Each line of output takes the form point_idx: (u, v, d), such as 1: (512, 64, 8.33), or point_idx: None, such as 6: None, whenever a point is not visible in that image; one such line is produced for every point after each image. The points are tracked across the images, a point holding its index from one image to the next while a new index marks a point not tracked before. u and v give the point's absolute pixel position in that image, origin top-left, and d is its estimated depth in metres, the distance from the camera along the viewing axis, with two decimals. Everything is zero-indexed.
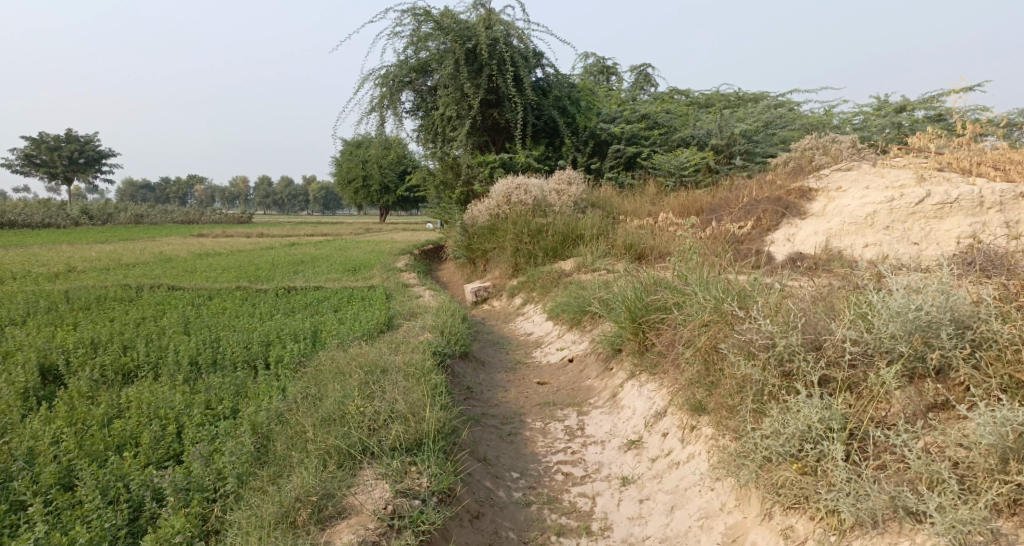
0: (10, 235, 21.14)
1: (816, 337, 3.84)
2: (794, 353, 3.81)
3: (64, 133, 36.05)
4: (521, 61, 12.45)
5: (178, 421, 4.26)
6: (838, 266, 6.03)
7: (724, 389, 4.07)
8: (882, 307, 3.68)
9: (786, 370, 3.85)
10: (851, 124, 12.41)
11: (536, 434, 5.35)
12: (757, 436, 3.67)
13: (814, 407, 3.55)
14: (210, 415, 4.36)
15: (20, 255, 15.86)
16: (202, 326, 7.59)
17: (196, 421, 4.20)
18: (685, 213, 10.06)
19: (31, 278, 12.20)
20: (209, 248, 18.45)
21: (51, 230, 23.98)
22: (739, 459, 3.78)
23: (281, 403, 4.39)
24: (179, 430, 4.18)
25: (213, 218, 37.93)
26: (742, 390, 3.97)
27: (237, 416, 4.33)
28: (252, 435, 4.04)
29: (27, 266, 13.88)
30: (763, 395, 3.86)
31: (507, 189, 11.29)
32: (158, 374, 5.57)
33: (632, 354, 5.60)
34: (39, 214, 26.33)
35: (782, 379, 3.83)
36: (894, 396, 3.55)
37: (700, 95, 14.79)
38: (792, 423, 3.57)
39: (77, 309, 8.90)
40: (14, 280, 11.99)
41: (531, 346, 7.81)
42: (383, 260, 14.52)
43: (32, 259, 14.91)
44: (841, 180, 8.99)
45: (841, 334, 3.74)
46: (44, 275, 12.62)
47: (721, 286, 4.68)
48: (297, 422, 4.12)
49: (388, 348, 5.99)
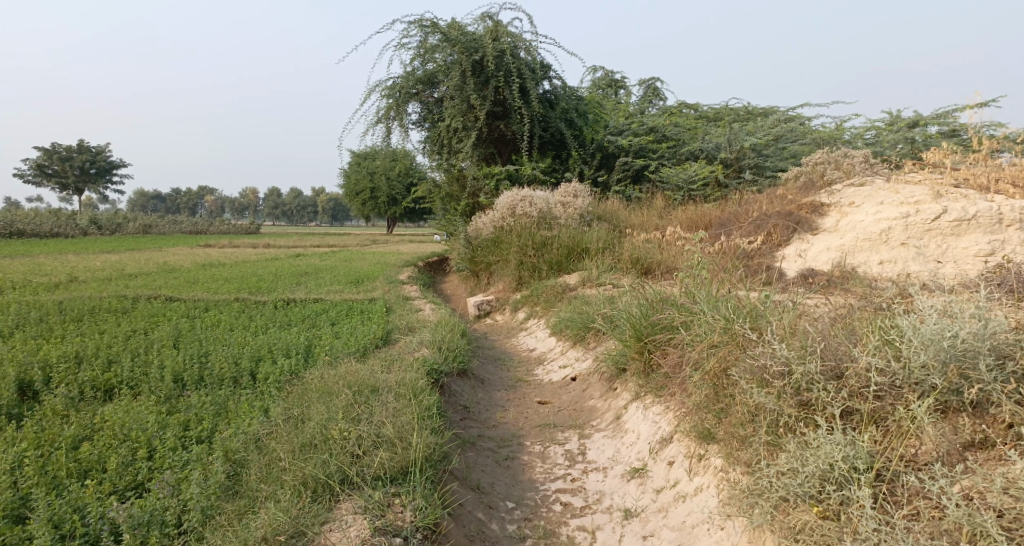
0: (20, 245, 21.09)
1: (836, 365, 3.57)
2: (813, 382, 3.54)
3: (77, 143, 36.19)
4: (528, 73, 12.25)
5: (149, 444, 4.02)
6: (854, 286, 5.75)
7: (736, 419, 3.80)
8: (912, 333, 3.39)
9: (804, 400, 3.58)
10: (863, 138, 12.13)
11: (534, 459, 5.06)
12: (772, 473, 3.39)
13: (837, 443, 3.28)
14: (185, 438, 4.11)
15: (25, 264, 15.74)
16: (194, 339, 7.35)
17: (168, 445, 3.96)
18: (693, 227, 9.79)
19: (30, 288, 12.04)
20: (214, 259, 18.29)
21: (61, 240, 23.97)
22: (751, 498, 3.49)
23: (260, 427, 4.13)
24: (149, 454, 3.95)
25: (221, 228, 37.90)
26: (754, 420, 3.70)
27: (212, 439, 4.08)
28: (225, 463, 3.80)
29: (29, 275, 13.73)
30: (778, 427, 3.59)
31: (512, 201, 11.03)
32: (141, 391, 5.32)
33: (637, 375, 5.32)
34: (48, 223, 26.32)
35: (800, 410, 3.55)
36: (926, 433, 3.26)
37: (709, 109, 14.55)
38: (812, 461, 3.29)
39: (70, 319, 8.69)
40: (13, 290, 11.83)
41: (533, 363, 7.54)
42: (386, 272, 14.30)
43: (35, 269, 14.78)
44: (855, 194, 8.71)
45: (866, 362, 3.46)
46: (44, 285, 12.45)
47: (731, 305, 4.40)
48: (274, 448, 3.86)
49: (382, 365, 5.73)
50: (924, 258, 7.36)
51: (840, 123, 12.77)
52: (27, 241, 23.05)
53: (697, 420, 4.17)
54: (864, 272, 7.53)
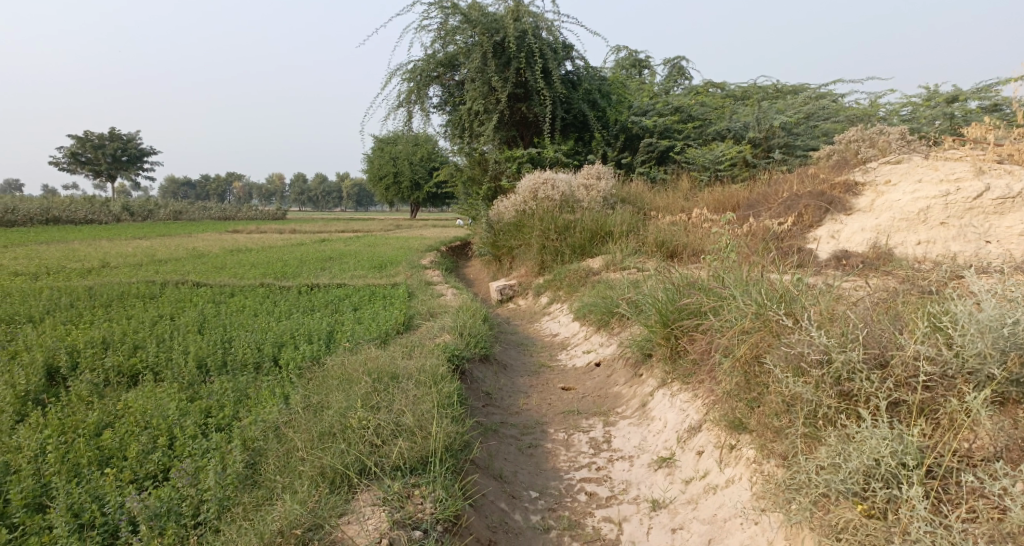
0: (54, 231, 21.41)
1: (880, 353, 3.38)
2: (853, 371, 3.37)
3: (108, 131, 36.60)
4: (550, 53, 12.01)
5: (170, 431, 3.96)
6: (892, 269, 5.53)
7: (770, 409, 3.64)
8: (966, 319, 3.19)
9: (845, 390, 3.40)
10: (898, 115, 11.73)
11: (558, 447, 4.94)
12: (812, 468, 3.23)
13: (883, 437, 3.11)
14: (205, 425, 4.05)
15: (56, 250, 15.93)
16: (218, 324, 7.31)
17: (188, 433, 3.90)
18: (720, 209, 9.56)
19: (60, 273, 12.15)
20: (240, 244, 18.35)
21: (93, 227, 24.29)
22: (788, 493, 3.35)
23: (280, 415, 4.05)
24: (169, 442, 3.89)
25: (249, 214, 38.17)
26: (790, 411, 3.54)
27: (232, 427, 4.01)
28: (243, 452, 3.73)
29: (59, 261, 13.87)
30: (816, 418, 3.42)
31: (534, 183, 10.85)
32: (163, 377, 5.28)
33: (663, 360, 5.17)
34: (82, 210, 26.70)
35: (840, 400, 3.38)
36: (983, 426, 3.08)
37: (737, 87, 14.19)
38: (855, 456, 3.12)
39: (98, 304, 8.72)
40: (43, 275, 11.93)
41: (557, 348, 7.40)
42: (409, 257, 14.21)
43: (66, 255, 14.95)
44: (890, 173, 8.41)
45: (913, 350, 3.27)
46: (73, 270, 12.56)
47: (763, 289, 4.21)
48: (293, 437, 3.79)
49: (403, 352, 5.63)
50: (964, 238, 7.08)
51: (873, 100, 12.37)
52: (60, 227, 23.39)
53: (728, 408, 4.02)
54: (901, 253, 7.26)
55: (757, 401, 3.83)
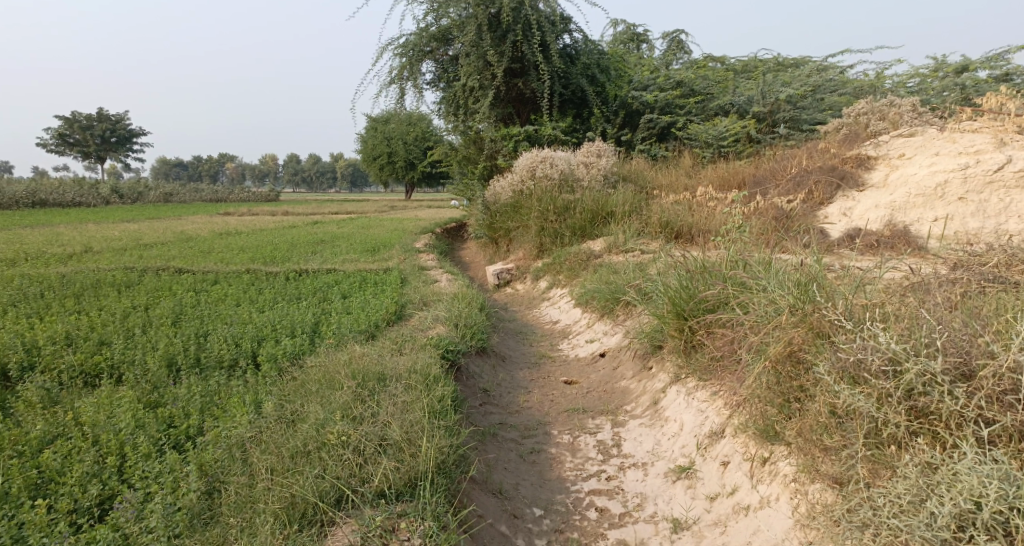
0: (40, 215, 20.73)
1: (965, 363, 2.98)
2: (928, 383, 2.96)
3: (95, 112, 35.68)
4: (548, 26, 11.42)
5: (121, 449, 3.47)
6: (920, 259, 5.05)
7: (818, 423, 3.25)
8: None
9: (917, 406, 2.98)
10: (905, 88, 11.17)
11: (563, 452, 4.48)
12: (889, 510, 2.82)
13: (981, 474, 2.70)
14: (163, 439, 3.57)
15: (41, 235, 15.30)
16: (195, 315, 6.79)
17: (140, 452, 3.41)
18: (725, 186, 9.04)
19: (41, 259, 11.58)
20: (231, 227, 17.75)
21: (82, 210, 23.58)
22: (847, 531, 2.96)
23: (248, 428, 3.56)
24: (119, 462, 3.41)
25: (241, 196, 37.42)
26: (844, 428, 3.14)
27: (194, 444, 3.53)
28: (201, 478, 3.26)
29: (42, 246, 13.28)
30: (880, 437, 3.04)
31: (532, 162, 10.32)
32: (127, 378, 4.76)
33: (676, 353, 4.70)
34: (69, 193, 26.02)
35: (910, 418, 2.97)
36: None
37: (738, 61, 13.58)
38: (949, 497, 2.70)
39: (70, 294, 8.19)
40: (24, 262, 11.38)
41: (558, 337, 6.93)
42: (403, 239, 13.66)
43: (52, 239, 14.36)
44: (904, 146, 7.89)
45: (1009, 361, 2.87)
46: (55, 256, 12.00)
47: (801, 285, 3.78)
48: (262, 457, 3.32)
49: (391, 347, 5.13)
50: (983, 214, 6.59)
51: (880, 72, 11.80)
52: (47, 210, 22.76)
53: (762, 415, 3.63)
54: (917, 231, 6.77)
55: (799, 410, 3.45)
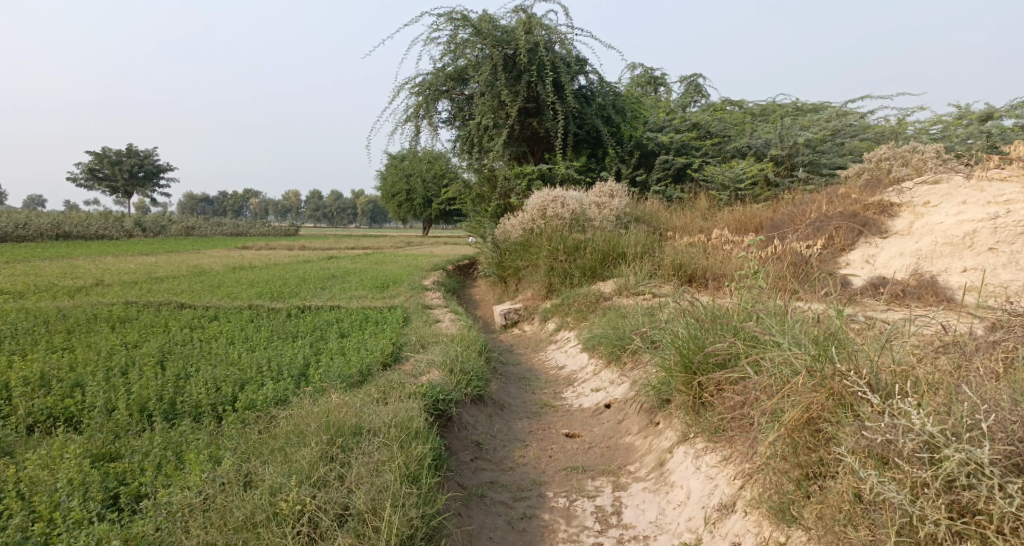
0: (62, 247, 20.68)
1: (1018, 453, 2.61)
2: (972, 475, 2.60)
3: (125, 147, 36.18)
4: (563, 67, 11.24)
5: (52, 513, 3.36)
6: (952, 320, 4.62)
7: (842, 510, 2.89)
8: None
9: (959, 502, 2.62)
10: (927, 134, 10.79)
11: (557, 519, 4.10)
12: None
13: None
14: (98, 504, 3.44)
15: (58, 266, 15.17)
16: (184, 353, 6.11)
17: (71, 518, 3.30)
18: (741, 229, 8.68)
19: (49, 291, 11.38)
20: (247, 262, 17.53)
21: (105, 243, 23.56)
22: None
23: (196, 490, 3.46)
24: (48, 530, 3.28)
25: (261, 231, 37.45)
26: (873, 519, 2.78)
27: (136, 508, 3.43)
28: None
29: (56, 278, 13.13)
30: (916, 535, 2.67)
31: (543, 201, 10.03)
32: (91, 425, 4.40)
33: (683, 410, 4.31)
34: (94, 226, 26.14)
35: (951, 515, 2.61)
36: None
37: (756, 105, 13.29)
38: None
39: (62, 329, 7.85)
40: (32, 293, 11.18)
41: (563, 385, 6.51)
42: (414, 277, 13.35)
43: (68, 271, 14.22)
44: (929, 193, 7.50)
45: None
46: (65, 288, 11.82)
47: (820, 344, 3.41)
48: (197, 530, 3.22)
49: (377, 396, 4.75)
50: (1016, 266, 6.13)
51: (902, 118, 11.43)
52: (70, 242, 22.78)
53: (777, 488, 3.23)
54: (945, 282, 6.33)
55: (820, 488, 3.08)
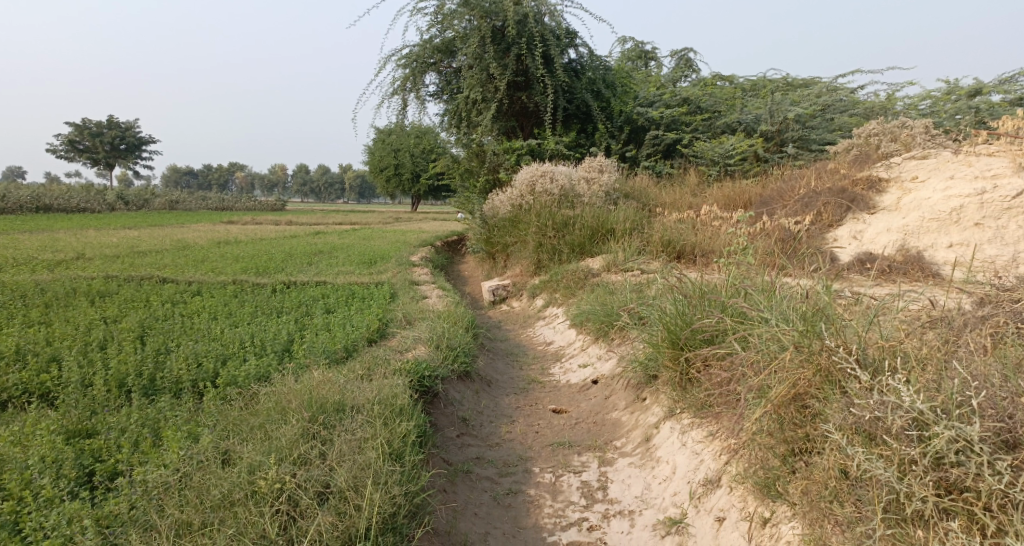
0: (43, 221, 20.35)
1: (1007, 430, 2.60)
2: (960, 452, 2.59)
3: (107, 119, 35.56)
4: (553, 39, 11.08)
5: (24, 491, 3.31)
6: (938, 296, 4.61)
7: (828, 487, 2.88)
8: None
9: (947, 478, 2.61)
10: (917, 110, 10.74)
11: (542, 494, 4.09)
12: None
13: None
14: (71, 483, 3.39)
15: (39, 240, 14.93)
16: (165, 328, 6.01)
17: (42, 497, 3.25)
18: (730, 205, 8.65)
19: (30, 265, 11.19)
20: (232, 236, 17.33)
21: (87, 216, 23.23)
22: None
23: (172, 468, 3.42)
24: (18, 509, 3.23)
25: (247, 205, 37.07)
26: (860, 496, 2.77)
27: (110, 486, 3.39)
28: (97, 532, 3.08)
29: (37, 252, 12.92)
30: (902, 512, 2.66)
31: (531, 176, 9.93)
32: (68, 400, 4.32)
33: (670, 386, 4.29)
34: (76, 199, 25.77)
35: (938, 493, 2.61)
36: None
37: (746, 80, 13.18)
38: None
39: (40, 303, 7.71)
40: (12, 267, 10.99)
41: (550, 361, 6.48)
42: (401, 252, 13.25)
43: (49, 245, 13.99)
44: (918, 168, 7.48)
45: None
46: (47, 262, 11.63)
47: (808, 320, 3.38)
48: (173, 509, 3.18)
49: (361, 373, 4.70)
50: (1001, 241, 6.14)
51: (892, 93, 11.37)
52: (51, 215, 22.45)
53: (762, 464, 3.22)
54: (932, 257, 6.34)
55: (805, 463, 3.08)
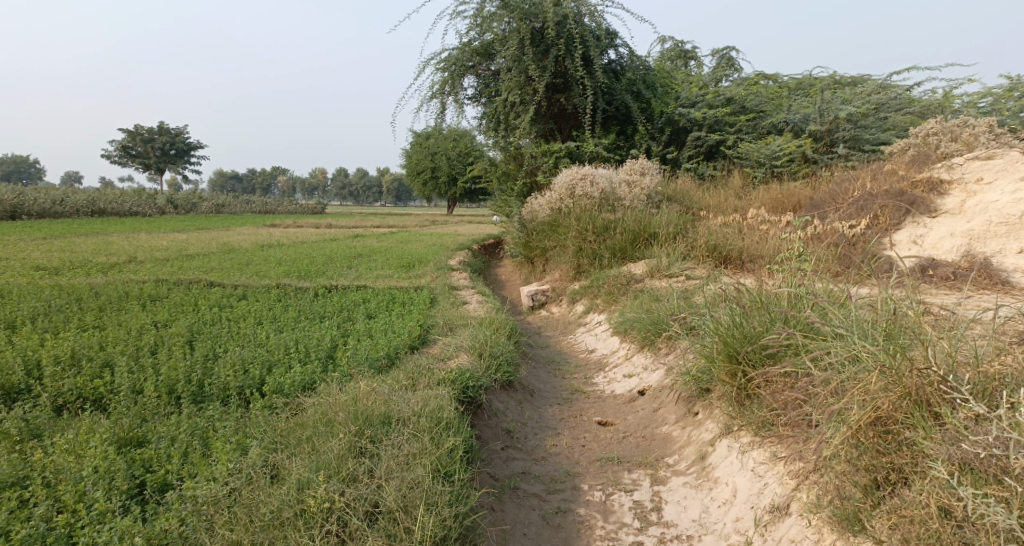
0: (96, 223, 20.80)
1: None
2: None
3: (156, 125, 36.30)
4: (593, 40, 10.83)
5: (77, 503, 3.25)
6: (1013, 309, 4.29)
7: (928, 527, 2.80)
8: None
9: None
10: (975, 107, 10.23)
11: (593, 514, 3.91)
12: None
13: None
14: (122, 495, 3.31)
15: (92, 243, 15.20)
16: (212, 333, 5.95)
17: (95, 510, 3.18)
18: (778, 209, 8.34)
19: (82, 268, 11.35)
20: (275, 239, 17.44)
21: (138, 219, 23.68)
22: None
23: (221, 483, 3.33)
24: (72, 523, 3.16)
25: (288, 208, 37.47)
26: (969, 537, 2.69)
27: (160, 500, 3.31)
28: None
29: (89, 254, 13.13)
30: None
31: (572, 179, 9.72)
32: (119, 407, 4.26)
33: (727, 402, 4.08)
34: (127, 202, 26.35)
35: None
36: None
37: (792, 79, 12.77)
38: None
39: (93, 306, 7.76)
40: (64, 270, 11.16)
41: (593, 369, 6.27)
42: (440, 256, 13.14)
43: (101, 248, 14.23)
44: (982, 169, 7.08)
45: None
46: (98, 265, 11.80)
47: (891, 336, 3.30)
48: (223, 529, 3.09)
49: (405, 383, 4.57)
50: None
51: (947, 91, 10.87)
52: (104, 218, 23.02)
53: (839, 493, 3.15)
54: (999, 264, 5.97)
55: (890, 495, 3.01)
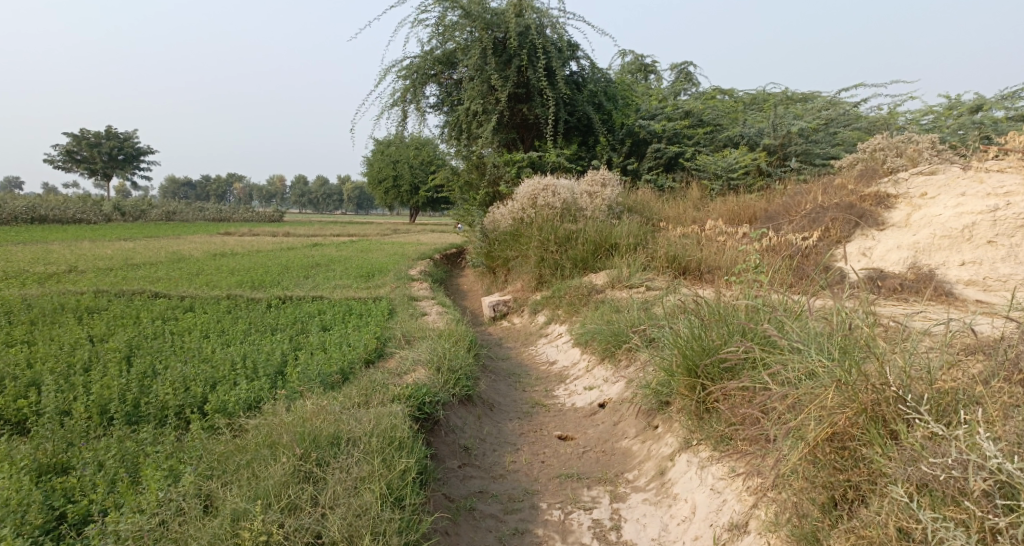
0: (37, 231, 19.96)
1: None
2: None
3: (104, 130, 35.24)
4: (554, 52, 10.82)
5: None
6: (956, 323, 4.32)
7: None
8: None
9: None
10: (918, 124, 10.49)
11: (551, 535, 3.82)
12: None
13: None
14: (34, 533, 3.08)
15: (33, 252, 14.57)
16: (154, 348, 5.70)
17: None
18: (735, 220, 8.39)
19: (20, 279, 10.83)
20: (229, 248, 16.99)
21: (82, 226, 22.85)
22: None
23: (149, 514, 3.15)
24: None
25: (244, 216, 36.71)
26: None
27: (79, 535, 3.11)
28: None
29: (28, 264, 12.56)
30: None
31: (533, 189, 9.65)
32: (44, 429, 4.00)
33: (686, 415, 4.04)
34: (71, 209, 25.43)
35: None
36: None
37: (746, 94, 12.94)
38: None
39: (26, 320, 7.38)
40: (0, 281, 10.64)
41: (553, 382, 6.18)
42: (399, 266, 12.95)
43: (42, 257, 13.64)
44: (926, 184, 7.22)
45: None
46: (37, 275, 11.29)
47: (845, 350, 3.28)
48: None
49: (358, 400, 4.42)
50: (1015, 260, 5.90)
51: (893, 108, 11.12)
52: (46, 225, 22.14)
53: (796, 511, 3.11)
54: (944, 276, 6.06)
55: (848, 515, 2.97)
